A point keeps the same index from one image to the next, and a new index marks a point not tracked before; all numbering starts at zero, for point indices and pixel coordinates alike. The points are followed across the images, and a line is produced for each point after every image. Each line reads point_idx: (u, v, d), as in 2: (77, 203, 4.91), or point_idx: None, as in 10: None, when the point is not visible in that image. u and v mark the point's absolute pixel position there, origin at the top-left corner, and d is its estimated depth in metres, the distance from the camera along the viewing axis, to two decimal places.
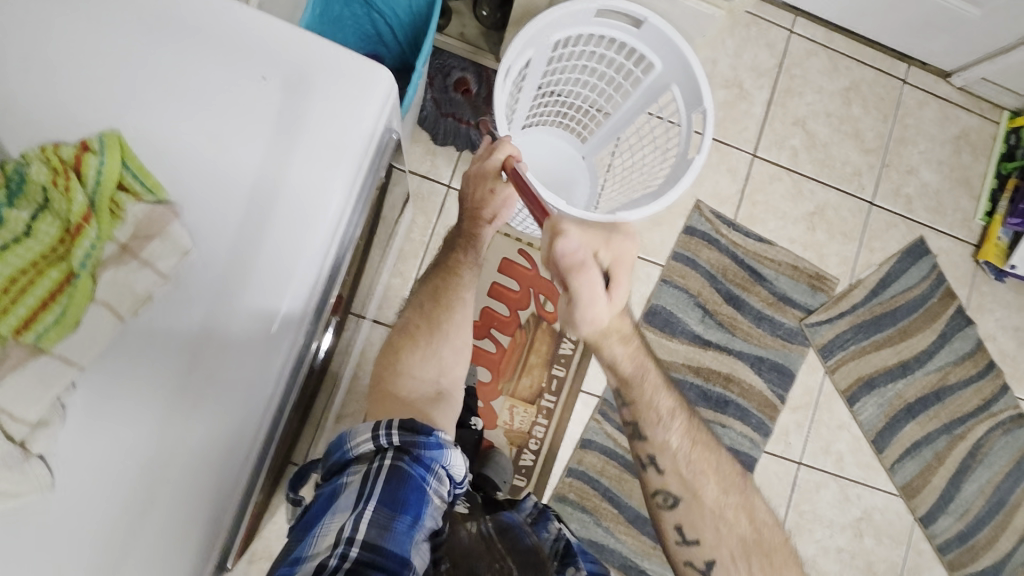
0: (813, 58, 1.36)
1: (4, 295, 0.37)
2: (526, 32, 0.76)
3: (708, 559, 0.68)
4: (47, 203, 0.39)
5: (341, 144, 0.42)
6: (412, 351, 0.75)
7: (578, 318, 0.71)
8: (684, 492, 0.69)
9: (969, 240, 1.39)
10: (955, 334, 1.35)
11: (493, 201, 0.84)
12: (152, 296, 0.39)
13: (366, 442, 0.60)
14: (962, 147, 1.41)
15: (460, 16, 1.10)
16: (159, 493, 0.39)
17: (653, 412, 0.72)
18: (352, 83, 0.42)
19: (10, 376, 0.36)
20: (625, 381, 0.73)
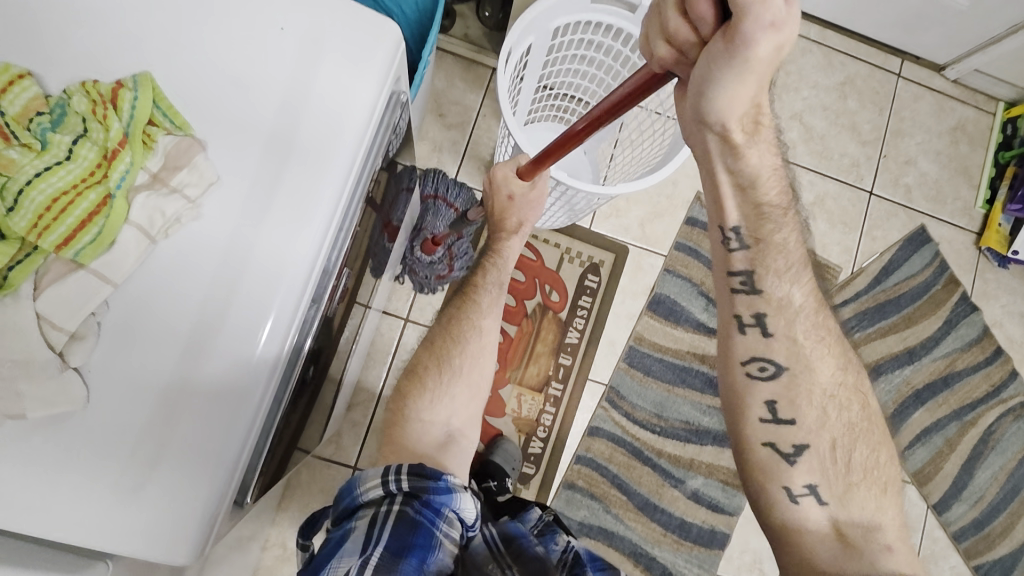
0: (808, 55, 1.40)
1: (45, 216, 0.38)
2: (526, 17, 0.80)
3: (800, 441, 0.60)
4: (87, 132, 0.40)
5: (344, 126, 0.43)
6: (421, 393, 0.75)
7: (740, 49, 0.50)
8: (793, 361, 0.61)
9: (970, 228, 1.41)
10: (961, 321, 1.36)
11: (513, 208, 0.85)
12: (181, 220, 0.40)
13: (376, 486, 0.60)
14: (959, 138, 1.43)
15: (464, 18, 1.15)
16: (177, 421, 0.39)
17: (776, 260, 0.60)
18: (369, 36, 0.45)
19: (52, 287, 0.38)
20: (761, 211, 0.60)
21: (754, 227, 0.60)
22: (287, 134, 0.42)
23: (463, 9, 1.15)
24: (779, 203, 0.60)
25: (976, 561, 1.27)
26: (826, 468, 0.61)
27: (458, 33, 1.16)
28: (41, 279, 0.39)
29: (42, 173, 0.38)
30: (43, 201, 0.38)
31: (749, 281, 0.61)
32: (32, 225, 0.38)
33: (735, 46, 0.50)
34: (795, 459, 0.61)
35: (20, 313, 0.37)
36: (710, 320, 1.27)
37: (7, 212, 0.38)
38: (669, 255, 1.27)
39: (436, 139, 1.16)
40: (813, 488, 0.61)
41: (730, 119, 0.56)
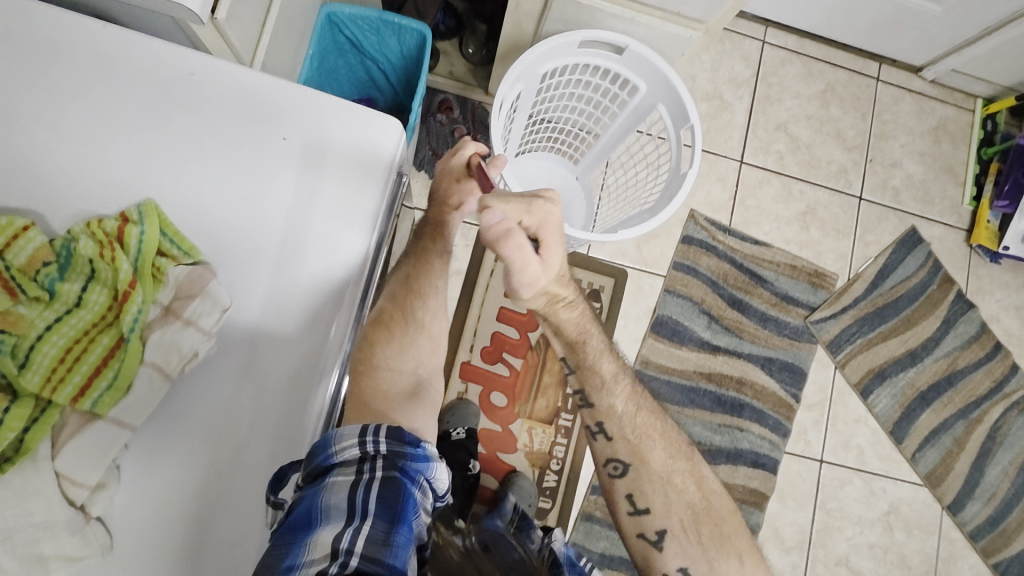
0: (788, 66, 1.41)
1: (59, 368, 0.42)
2: (516, 68, 0.80)
3: (659, 527, 0.64)
4: (95, 273, 0.44)
5: (354, 212, 0.47)
6: (387, 343, 0.62)
7: (516, 285, 0.68)
8: (633, 457, 0.67)
9: (960, 226, 1.42)
10: (959, 319, 1.37)
11: (459, 190, 0.73)
12: (197, 354, 0.44)
13: (352, 446, 0.45)
14: (942, 137, 1.45)
15: (448, 55, 1.13)
16: (218, 522, 0.43)
17: (596, 377, 0.70)
18: (367, 136, 0.48)
19: (71, 442, 0.41)
20: (573, 345, 0.72)
21: (575, 357, 0.72)
22: (299, 241, 0.46)
23: (446, 47, 1.13)
24: (584, 338, 0.71)
25: (994, 559, 1.29)
26: (687, 548, 0.63)
27: (442, 71, 1.14)
28: (58, 435, 0.42)
29: (54, 325, 0.42)
30: (56, 353, 0.42)
31: (583, 398, 0.70)
32: (46, 381, 0.41)
33: (512, 282, 0.68)
34: (662, 545, 0.64)
35: (40, 475, 0.40)
36: (713, 338, 1.27)
37: (20, 369, 0.41)
38: (668, 275, 1.27)
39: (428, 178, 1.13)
40: (685, 571, 0.63)
41: (532, 306, 0.72)
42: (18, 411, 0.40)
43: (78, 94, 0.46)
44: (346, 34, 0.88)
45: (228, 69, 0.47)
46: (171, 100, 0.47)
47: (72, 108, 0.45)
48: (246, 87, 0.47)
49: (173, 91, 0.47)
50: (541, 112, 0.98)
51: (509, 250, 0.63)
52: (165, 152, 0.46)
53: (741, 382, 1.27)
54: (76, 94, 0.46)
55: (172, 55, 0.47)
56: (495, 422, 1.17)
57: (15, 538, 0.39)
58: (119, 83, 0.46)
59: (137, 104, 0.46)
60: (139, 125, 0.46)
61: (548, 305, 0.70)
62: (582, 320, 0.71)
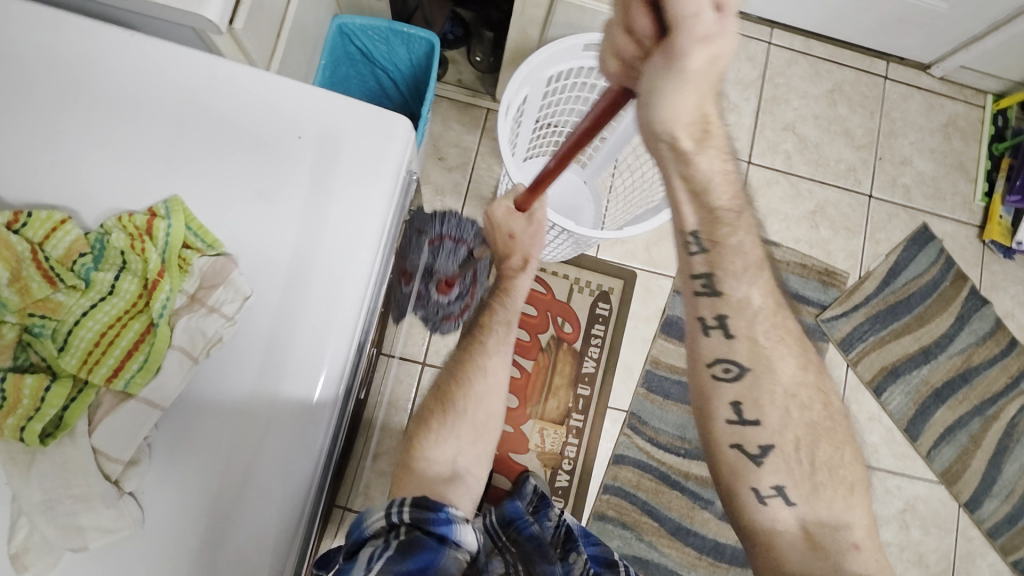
0: (794, 66, 1.42)
1: (95, 350, 0.44)
2: (521, 72, 0.82)
3: (765, 441, 0.59)
4: (126, 264, 0.47)
5: (367, 203, 0.49)
6: (427, 435, 0.70)
7: (683, 48, 0.45)
8: (754, 362, 0.59)
9: (972, 222, 1.41)
10: (973, 315, 1.36)
11: (517, 246, 0.82)
12: (222, 338, 0.46)
13: (379, 518, 0.54)
14: (952, 134, 1.45)
15: (456, 64, 1.18)
16: (241, 499, 0.45)
17: (733, 263, 0.58)
18: (378, 130, 0.51)
19: (106, 419, 0.44)
20: (716, 216, 0.57)
21: (711, 231, 0.58)
22: (314, 232, 0.49)
23: (454, 55, 1.17)
24: (733, 208, 0.57)
25: (1014, 557, 1.27)
26: (791, 467, 0.60)
27: (451, 79, 1.17)
28: (95, 412, 0.45)
29: (90, 312, 0.45)
30: (91, 337, 0.45)
31: (710, 284, 0.59)
32: (82, 362, 0.44)
33: (674, 56, 0.46)
34: (761, 460, 0.60)
35: (78, 449, 0.43)
36: None
37: (59, 352, 0.44)
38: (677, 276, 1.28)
39: (438, 183, 1.16)
40: (781, 488, 0.60)
41: (675, 129, 0.52)
42: (58, 389, 0.43)
43: (110, 98, 0.49)
44: (356, 44, 0.92)
45: (246, 72, 0.50)
46: (193, 103, 0.49)
47: (103, 112, 0.48)
48: (264, 89, 0.50)
49: (195, 94, 0.50)
50: (548, 116, 1.00)
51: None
52: (187, 151, 0.49)
53: None
54: (104, 99, 0.49)
55: (194, 60, 0.50)
56: (507, 422, 1.18)
57: (55, 508, 0.42)
58: (144, 88, 0.49)
59: (162, 106, 0.49)
60: (165, 126, 0.49)
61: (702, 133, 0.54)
62: (736, 200, 0.57)
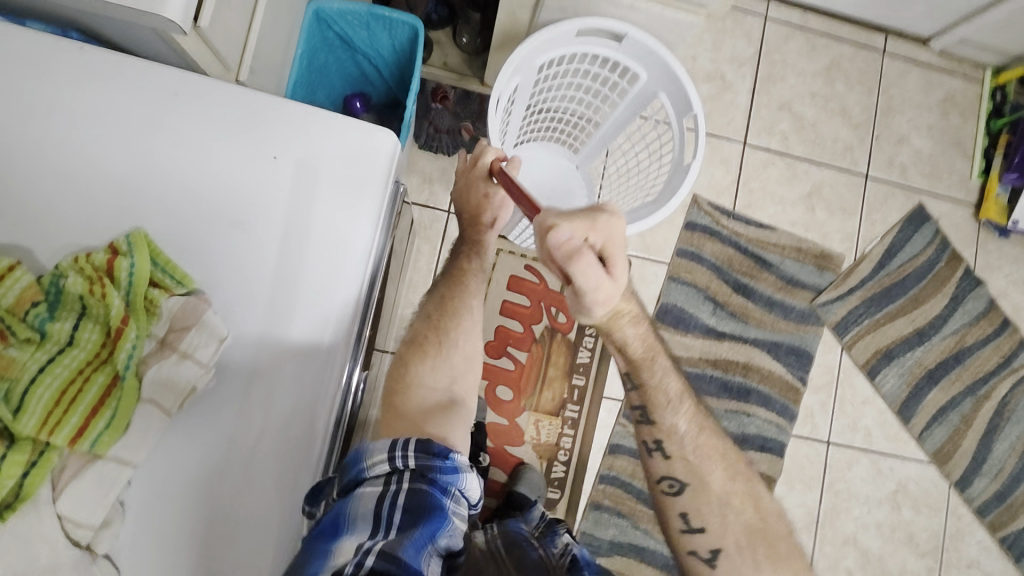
0: (792, 41, 1.37)
1: (56, 410, 0.40)
2: (512, 61, 0.78)
3: (713, 546, 0.61)
4: (86, 309, 0.43)
5: (353, 225, 0.46)
6: (421, 361, 0.66)
7: (589, 304, 0.61)
8: (691, 477, 0.63)
9: (968, 201, 1.40)
10: (967, 296, 1.36)
11: (489, 205, 0.76)
12: (196, 387, 0.43)
13: (382, 461, 0.48)
14: (949, 110, 1.42)
15: (441, 45, 1.11)
16: (228, 549, 0.43)
17: (660, 396, 0.66)
18: (362, 147, 0.47)
19: (70, 485, 0.41)
20: (636, 363, 0.66)
21: (635, 371, 0.67)
22: (294, 262, 0.45)
23: (438, 36, 1.10)
24: (648, 356, 0.67)
25: (1001, 533, 1.29)
26: (739, 566, 0.60)
27: (436, 61, 1.11)
28: (58, 477, 0.41)
29: (47, 366, 0.41)
30: (50, 396, 0.40)
31: (644, 413, 0.66)
32: (42, 424, 0.40)
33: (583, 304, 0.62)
34: (714, 563, 0.60)
35: (43, 519, 0.40)
36: (719, 324, 1.26)
37: (14, 416, 0.40)
38: (672, 263, 1.26)
39: (426, 171, 1.11)
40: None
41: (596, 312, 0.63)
42: (15, 457, 0.39)
43: (61, 122, 0.44)
44: (335, 29, 0.85)
45: (212, 88, 0.46)
46: (154, 125, 0.45)
47: (52, 139, 0.44)
48: (233, 106, 0.46)
49: (156, 114, 0.45)
50: (540, 102, 0.95)
51: (576, 273, 0.58)
52: (150, 178, 0.45)
53: (747, 367, 1.27)
54: (51, 124, 0.44)
55: (153, 76, 0.46)
56: (503, 416, 1.17)
57: None
58: (98, 109, 0.45)
59: (118, 130, 0.45)
60: (123, 153, 0.45)
61: (612, 318, 0.64)
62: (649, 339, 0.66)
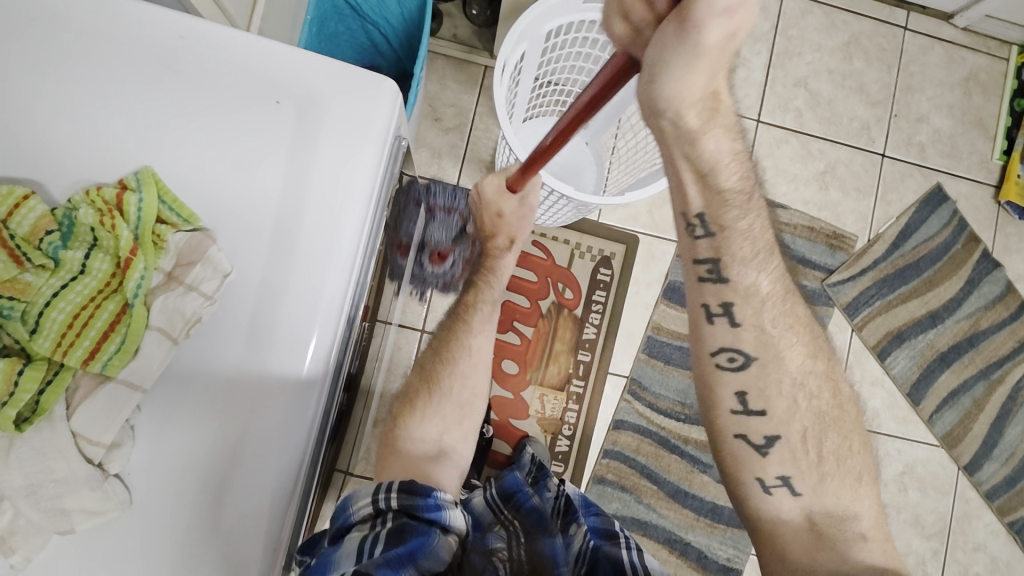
0: (810, 17, 1.34)
1: (69, 332, 0.43)
2: (518, 27, 0.78)
3: (770, 433, 0.60)
4: (97, 241, 0.46)
5: (355, 165, 0.47)
6: (411, 414, 0.71)
7: (698, 24, 0.44)
8: (761, 352, 0.58)
9: (989, 182, 1.37)
10: (983, 279, 1.34)
11: (503, 225, 0.83)
12: (201, 318, 0.45)
13: (366, 506, 0.57)
14: (972, 88, 1.38)
15: (451, 17, 1.10)
16: (229, 483, 0.44)
17: (742, 246, 0.56)
18: (363, 95, 0.48)
19: (85, 402, 0.44)
20: (723, 197, 0.55)
21: (717, 214, 0.56)
22: (294, 204, 0.46)
23: (449, 8, 1.09)
24: (741, 186, 0.56)
25: (1010, 517, 1.28)
26: (797, 458, 0.60)
27: (446, 33, 1.10)
28: (72, 396, 0.44)
29: (61, 292, 0.44)
30: (64, 319, 0.43)
31: (715, 270, 0.57)
32: (56, 345, 0.43)
33: (687, 26, 0.44)
34: (767, 450, 0.61)
35: (56, 433, 0.43)
36: None
37: (31, 335, 0.43)
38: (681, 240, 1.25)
39: (435, 146, 1.12)
40: (787, 479, 0.60)
41: (683, 102, 0.50)
42: (31, 373, 0.43)
43: (76, 61, 0.46)
44: None
45: (219, 33, 0.48)
46: (162, 69, 0.47)
47: (65, 79, 0.46)
48: (234, 53, 0.47)
49: (162, 58, 0.47)
50: (547, 74, 0.95)
51: None
52: (156, 120, 0.46)
53: None
54: (66, 63, 0.46)
55: (159, 21, 0.47)
56: (508, 389, 1.18)
57: (38, 492, 0.42)
58: (106, 52, 0.46)
59: (126, 71, 0.46)
60: (132, 93, 0.46)
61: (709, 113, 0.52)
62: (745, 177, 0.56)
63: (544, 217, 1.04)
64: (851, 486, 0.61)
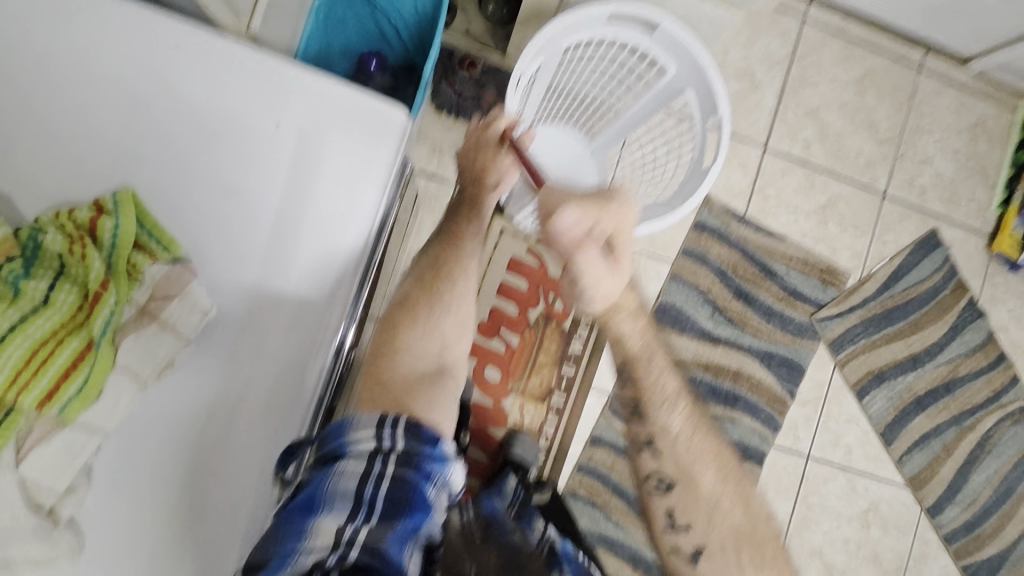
0: (828, 46, 1.31)
1: (25, 370, 0.40)
2: (538, 41, 0.74)
3: (696, 545, 0.63)
4: (64, 269, 0.44)
5: (355, 185, 0.48)
6: (409, 326, 0.62)
7: (587, 299, 0.65)
8: (681, 476, 0.64)
9: (983, 231, 1.38)
10: (967, 326, 1.35)
11: (495, 164, 0.74)
12: (172, 362, 0.45)
13: (369, 438, 0.46)
14: (978, 135, 1.38)
15: (465, 11, 1.07)
16: (209, 490, 0.45)
17: (656, 393, 0.66)
18: (369, 121, 0.48)
19: (38, 447, 0.41)
20: (631, 360, 0.66)
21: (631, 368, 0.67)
22: (294, 225, 0.47)
23: (464, 2, 1.06)
24: (644, 355, 0.66)
25: (965, 562, 1.31)
26: (724, 568, 0.61)
27: (459, 27, 1.07)
28: (23, 440, 0.41)
29: (19, 325, 0.41)
30: (21, 355, 0.40)
31: (637, 410, 0.67)
32: (10, 382, 0.40)
33: (582, 295, 0.65)
34: (696, 563, 0.63)
35: (3, 480, 0.40)
36: (716, 328, 1.26)
37: None
38: (677, 262, 1.24)
39: (436, 142, 1.08)
40: None
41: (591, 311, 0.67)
42: None
43: (68, 80, 0.46)
44: None
45: (218, 49, 0.48)
46: (161, 87, 0.47)
47: (52, 94, 0.46)
48: (234, 71, 0.47)
49: (161, 75, 0.47)
50: (560, 85, 0.91)
51: (580, 260, 0.63)
52: (152, 139, 0.47)
53: (737, 374, 1.26)
54: (58, 79, 0.46)
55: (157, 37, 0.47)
56: (489, 396, 1.16)
57: None
58: (103, 70, 0.46)
59: (121, 89, 0.46)
60: (126, 114, 0.46)
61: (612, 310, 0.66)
62: (646, 336, 0.66)
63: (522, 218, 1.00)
64: None
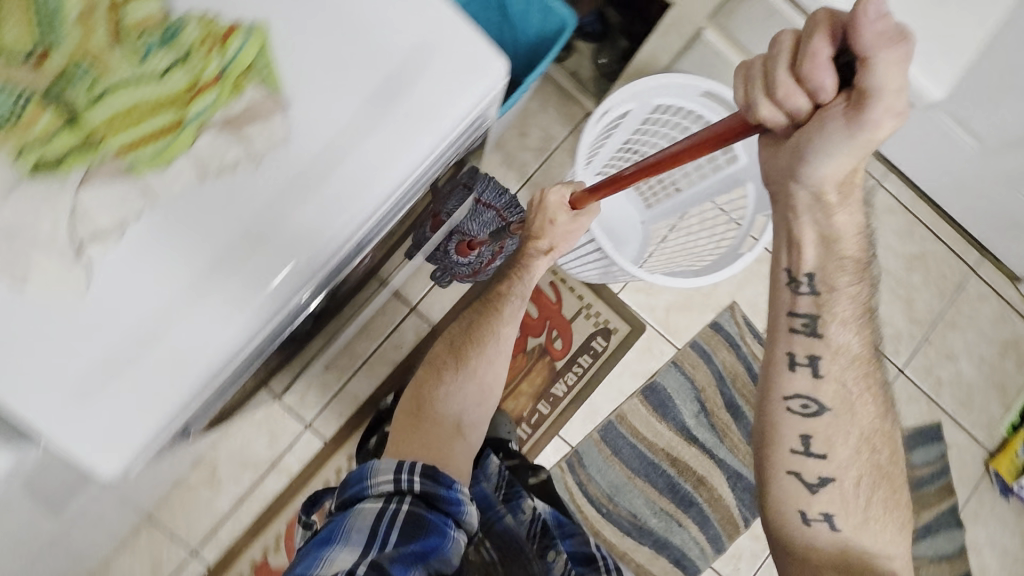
0: (892, 216, 1.36)
1: (121, 119, 0.40)
2: (632, 85, 0.83)
3: (826, 474, 0.63)
4: (188, 55, 0.42)
5: (436, 106, 0.43)
6: (437, 386, 0.79)
7: (870, 122, 0.49)
8: (837, 403, 0.63)
9: (986, 444, 1.36)
10: (941, 530, 1.31)
11: (551, 232, 0.83)
12: (238, 166, 0.41)
13: (386, 482, 0.64)
14: (1008, 353, 1.39)
15: (580, 55, 1.15)
16: (156, 343, 0.39)
17: (835, 309, 0.61)
18: (479, 54, 0.44)
19: (101, 184, 0.40)
20: (837, 257, 0.60)
21: (827, 275, 0.61)
22: (364, 120, 0.42)
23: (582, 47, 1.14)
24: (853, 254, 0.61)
25: None
26: (845, 500, 0.63)
27: (569, 66, 1.17)
28: (91, 172, 0.40)
29: (131, 82, 0.41)
30: (122, 106, 0.40)
31: (811, 324, 0.62)
32: (107, 123, 0.40)
33: (859, 122, 0.49)
34: (817, 489, 0.64)
35: (61, 198, 0.39)
36: (695, 428, 1.25)
37: (88, 104, 0.40)
38: (682, 350, 1.25)
39: (509, 155, 1.16)
40: (829, 516, 0.64)
41: (826, 183, 0.55)
42: (67, 136, 0.39)
43: None
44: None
45: None
46: None
47: None
48: None
49: None
50: (637, 142, 0.99)
51: (879, 63, 0.46)
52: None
53: (700, 480, 1.25)
54: None
55: None
56: None
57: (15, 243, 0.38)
58: None
59: None
60: None
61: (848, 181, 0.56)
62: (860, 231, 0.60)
63: (565, 257, 1.06)
64: (890, 532, 0.64)
